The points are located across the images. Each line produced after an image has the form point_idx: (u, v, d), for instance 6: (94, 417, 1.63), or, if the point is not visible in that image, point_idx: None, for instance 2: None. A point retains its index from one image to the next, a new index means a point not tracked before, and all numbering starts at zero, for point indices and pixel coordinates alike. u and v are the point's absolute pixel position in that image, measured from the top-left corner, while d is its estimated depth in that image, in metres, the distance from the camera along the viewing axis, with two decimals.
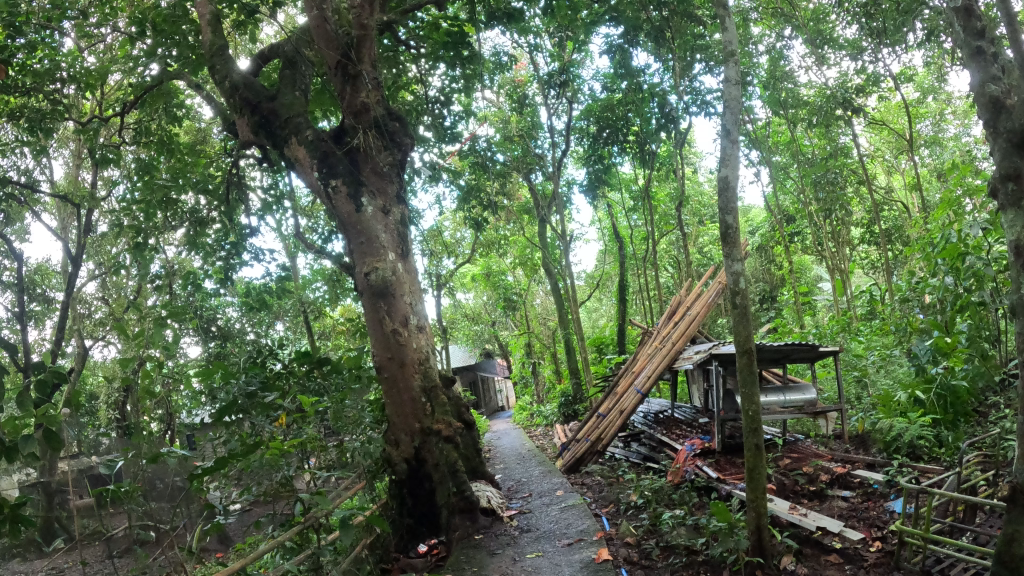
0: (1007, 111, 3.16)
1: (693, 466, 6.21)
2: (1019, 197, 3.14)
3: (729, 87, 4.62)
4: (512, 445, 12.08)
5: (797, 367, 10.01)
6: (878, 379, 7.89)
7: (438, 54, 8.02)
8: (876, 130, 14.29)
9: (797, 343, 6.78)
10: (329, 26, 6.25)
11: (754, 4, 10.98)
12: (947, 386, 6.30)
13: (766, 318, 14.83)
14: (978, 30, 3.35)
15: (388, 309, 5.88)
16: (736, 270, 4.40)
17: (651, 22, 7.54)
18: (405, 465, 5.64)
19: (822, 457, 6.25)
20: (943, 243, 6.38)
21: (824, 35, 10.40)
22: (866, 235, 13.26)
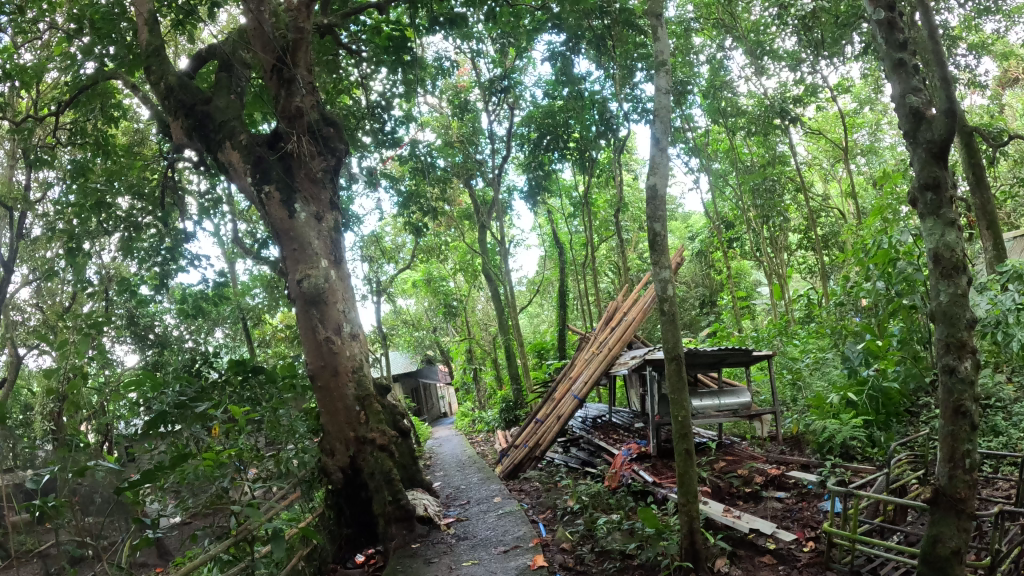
0: (927, 121, 3.26)
1: (630, 470, 6.25)
2: (937, 206, 3.25)
3: (660, 96, 4.67)
4: (453, 452, 12.04)
5: (734, 370, 10.22)
6: (814, 381, 8.02)
7: (380, 59, 7.94)
8: (813, 139, 14.66)
9: (731, 347, 6.90)
10: (265, 29, 6.15)
11: (696, 14, 11.23)
12: (879, 387, 6.65)
13: (705, 323, 15.10)
14: (900, 42, 3.43)
15: (321, 317, 5.79)
16: (663, 278, 4.45)
17: (592, 31, 7.61)
18: (340, 474, 5.63)
19: (758, 459, 6.39)
20: (875, 248, 6.60)
21: (764, 47, 10.63)
22: (804, 241, 13.59)
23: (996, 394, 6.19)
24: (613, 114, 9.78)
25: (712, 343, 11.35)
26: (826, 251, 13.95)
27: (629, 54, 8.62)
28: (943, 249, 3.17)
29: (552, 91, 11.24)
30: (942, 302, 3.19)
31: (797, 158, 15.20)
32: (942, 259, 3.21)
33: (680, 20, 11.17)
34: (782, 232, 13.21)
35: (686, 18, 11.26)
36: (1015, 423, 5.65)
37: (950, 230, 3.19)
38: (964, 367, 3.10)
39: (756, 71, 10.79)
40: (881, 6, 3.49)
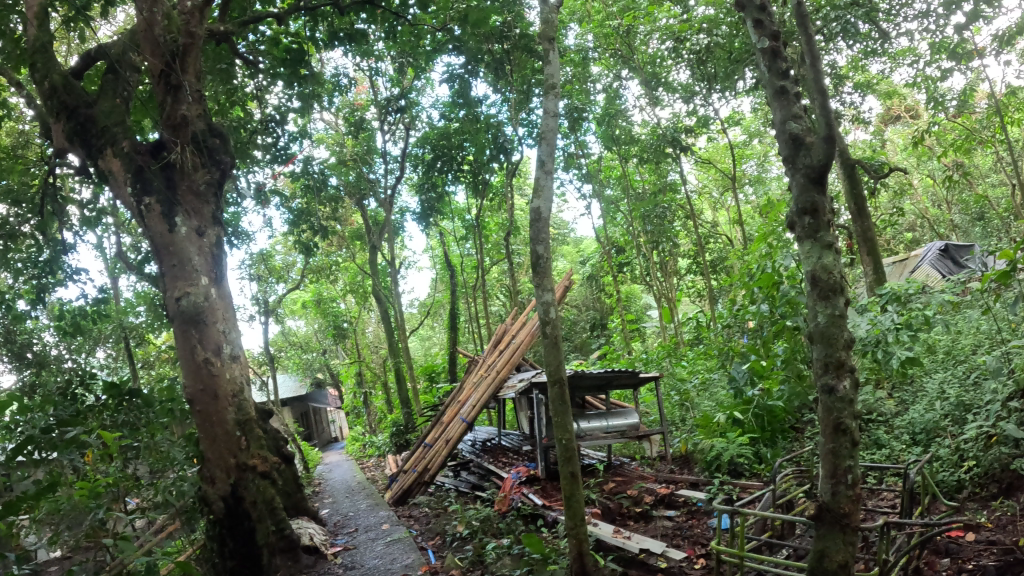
0: (807, 148, 3.41)
1: (519, 494, 6.26)
2: (815, 230, 3.38)
3: (547, 120, 4.94)
4: (344, 477, 11.74)
5: (624, 393, 10.40)
6: (701, 402, 8.44)
7: (278, 71, 7.75)
8: (705, 168, 15.23)
9: (617, 369, 7.23)
10: (156, 31, 5.95)
11: (595, 44, 11.44)
12: (764, 406, 6.96)
13: (596, 344, 15.51)
14: (782, 70, 3.58)
15: (201, 338, 5.57)
16: (546, 301, 4.65)
17: (489, 55, 7.65)
18: (222, 504, 5.38)
19: (647, 479, 6.58)
20: (761, 272, 6.88)
21: (659, 78, 11.01)
22: (693, 266, 14.09)
23: (877, 409, 6.42)
24: (505, 139, 9.96)
25: (603, 366, 11.54)
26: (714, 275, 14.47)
27: (528, 81, 8.74)
28: (820, 272, 3.30)
29: (448, 113, 11.25)
30: (819, 321, 3.33)
31: (689, 186, 15.76)
32: (820, 281, 3.33)
33: (579, 49, 11.42)
34: (671, 257, 13.70)
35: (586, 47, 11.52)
36: (897, 435, 5.88)
37: (827, 253, 3.33)
38: (843, 386, 3.22)
39: (650, 101, 11.17)
40: (765, 35, 3.64)
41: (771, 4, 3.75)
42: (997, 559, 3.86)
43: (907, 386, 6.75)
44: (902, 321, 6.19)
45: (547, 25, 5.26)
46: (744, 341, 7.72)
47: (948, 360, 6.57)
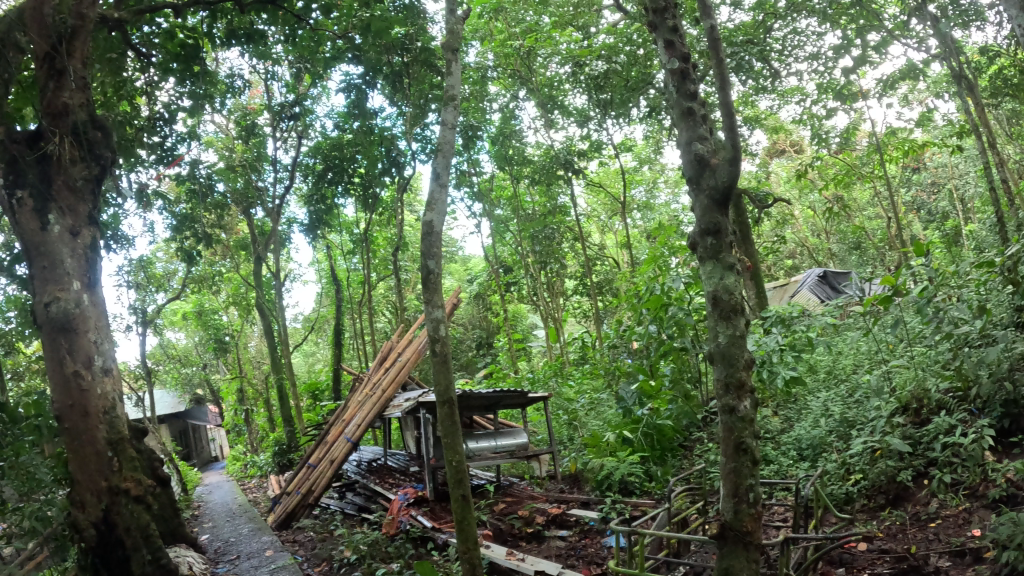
0: (710, 169, 3.53)
1: (408, 515, 6.15)
2: (716, 251, 3.52)
3: (444, 130, 5.25)
4: (223, 500, 11.16)
5: (511, 412, 10.36)
6: (589, 421, 8.53)
7: (171, 67, 7.34)
8: (594, 192, 15.61)
9: (503, 390, 7.37)
10: (47, 10, 5.55)
11: (494, 63, 11.48)
12: (653, 425, 6.92)
13: (482, 363, 15.57)
14: (690, 92, 3.72)
15: (70, 347, 5.20)
16: (435, 319, 4.74)
17: (391, 67, 7.48)
18: (93, 531, 5.01)
19: (537, 499, 6.58)
20: (649, 294, 7.12)
21: (556, 101, 11.31)
22: (580, 287, 14.29)
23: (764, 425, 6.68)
24: (399, 154, 9.88)
25: (490, 385, 11.49)
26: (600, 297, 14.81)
27: (425, 95, 8.57)
28: (722, 291, 3.42)
29: (342, 123, 11.00)
30: (720, 341, 3.43)
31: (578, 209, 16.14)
32: (720, 300, 3.45)
33: (478, 67, 11.43)
34: (558, 278, 13.98)
35: (484, 66, 11.54)
36: (784, 451, 6.09)
37: (728, 273, 3.46)
38: (743, 405, 3.34)
39: (544, 123, 11.39)
40: (676, 57, 3.77)
41: (682, 27, 3.88)
42: (890, 567, 3.99)
43: (790, 404, 7.07)
44: (784, 342, 6.54)
45: (452, 35, 5.35)
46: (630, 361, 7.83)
47: (830, 379, 6.94)
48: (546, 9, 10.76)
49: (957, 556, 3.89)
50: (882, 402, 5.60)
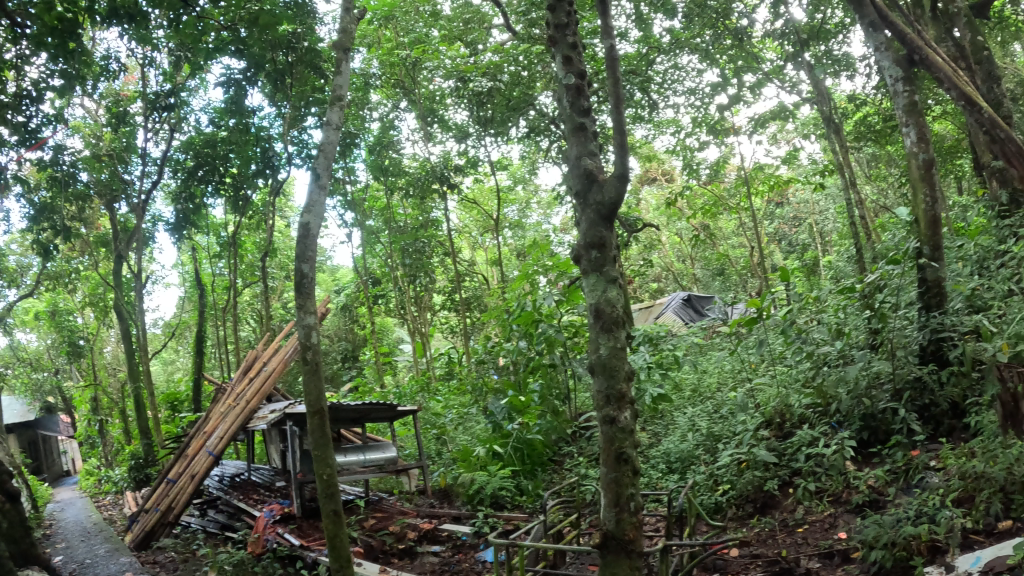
0: (598, 184, 3.63)
1: (275, 533, 5.87)
2: (600, 264, 3.61)
3: (330, 131, 5.29)
4: (76, 519, 10.28)
5: (379, 426, 10.16)
6: (456, 435, 8.47)
7: (44, 41, 6.56)
8: (467, 208, 15.71)
9: (375, 402, 7.16)
10: None
11: (379, 71, 11.44)
12: (523, 440, 7.09)
13: (347, 376, 15.21)
14: (583, 108, 3.81)
15: None
16: (308, 325, 4.85)
17: (275, 65, 7.19)
18: None
19: (408, 515, 6.45)
20: (518, 309, 7.29)
21: (436, 114, 11.53)
22: (446, 303, 14.18)
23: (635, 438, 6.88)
24: (276, 154, 9.60)
25: (356, 398, 11.19)
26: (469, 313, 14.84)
27: (304, 95, 8.13)
28: (605, 304, 3.52)
29: (218, 118, 10.22)
30: (601, 353, 3.52)
31: (451, 224, 16.22)
32: (603, 314, 3.55)
33: (364, 73, 11.28)
34: (427, 292, 13.98)
35: (369, 73, 11.41)
36: (654, 464, 6.36)
37: (611, 287, 3.56)
38: (623, 416, 3.44)
39: (422, 135, 11.41)
40: (572, 73, 3.87)
41: (580, 45, 3.99)
42: (764, 570, 4.20)
43: (658, 420, 7.32)
44: (651, 361, 6.92)
45: (346, 34, 5.56)
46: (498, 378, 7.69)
47: (695, 397, 7.25)
48: (436, 22, 10.86)
49: (827, 558, 4.17)
50: (748, 417, 5.95)
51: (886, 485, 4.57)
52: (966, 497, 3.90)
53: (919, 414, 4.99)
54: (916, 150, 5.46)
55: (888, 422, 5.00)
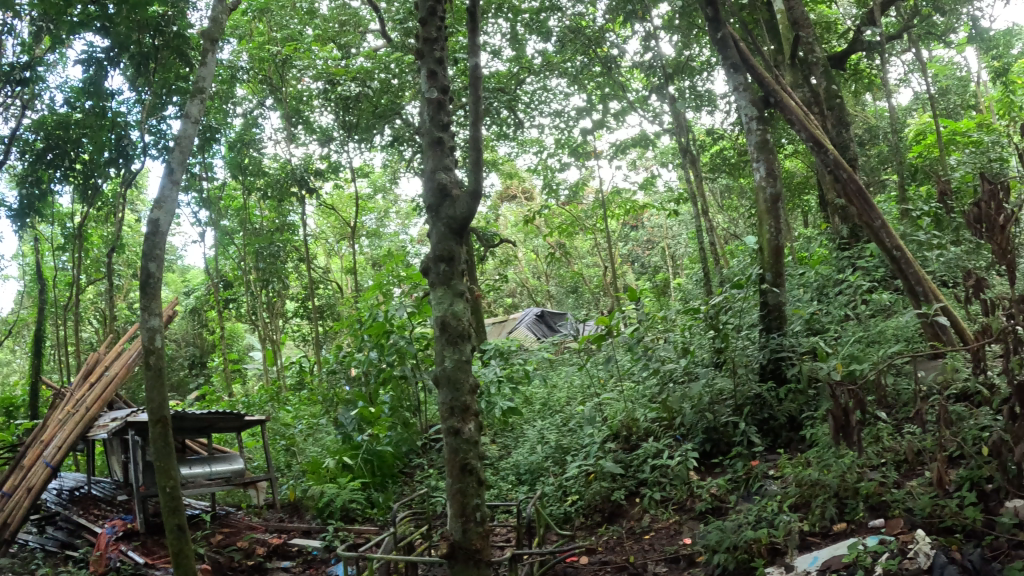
0: (451, 200, 3.72)
1: (118, 551, 5.46)
2: (448, 278, 3.68)
3: (187, 124, 5.16)
4: None
5: (226, 436, 9.60)
6: (307, 448, 7.82)
7: None
8: (325, 215, 15.54)
9: (220, 411, 6.88)
10: None
11: (248, 65, 10.89)
12: (372, 452, 6.61)
13: (194, 385, 14.32)
14: (443, 123, 3.86)
15: None
16: (151, 327, 4.61)
17: (140, 46, 6.71)
18: None
19: (256, 529, 6.19)
20: (369, 320, 6.75)
21: (301, 115, 11.31)
22: (300, 310, 14.03)
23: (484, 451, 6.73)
24: (131, 144, 8.97)
25: (202, 407, 10.52)
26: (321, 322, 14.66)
27: (167, 84, 7.49)
28: (452, 318, 3.58)
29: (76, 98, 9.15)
30: (447, 366, 3.58)
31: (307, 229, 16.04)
32: (449, 327, 3.62)
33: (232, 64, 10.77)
34: (279, 298, 13.64)
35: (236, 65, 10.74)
36: (503, 477, 6.32)
37: (458, 301, 3.64)
38: (468, 429, 3.53)
39: (285, 134, 11.12)
40: (436, 87, 3.89)
41: (447, 60, 3.99)
42: None
43: (507, 433, 7.37)
44: (501, 374, 6.82)
45: (216, 23, 5.47)
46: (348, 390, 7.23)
47: (545, 410, 7.41)
48: (312, 20, 10.73)
49: (672, 562, 4.18)
50: (596, 429, 5.96)
51: (728, 493, 4.62)
52: (802, 503, 3.97)
53: (758, 427, 5.21)
54: (765, 184, 5.76)
55: (730, 435, 5.20)
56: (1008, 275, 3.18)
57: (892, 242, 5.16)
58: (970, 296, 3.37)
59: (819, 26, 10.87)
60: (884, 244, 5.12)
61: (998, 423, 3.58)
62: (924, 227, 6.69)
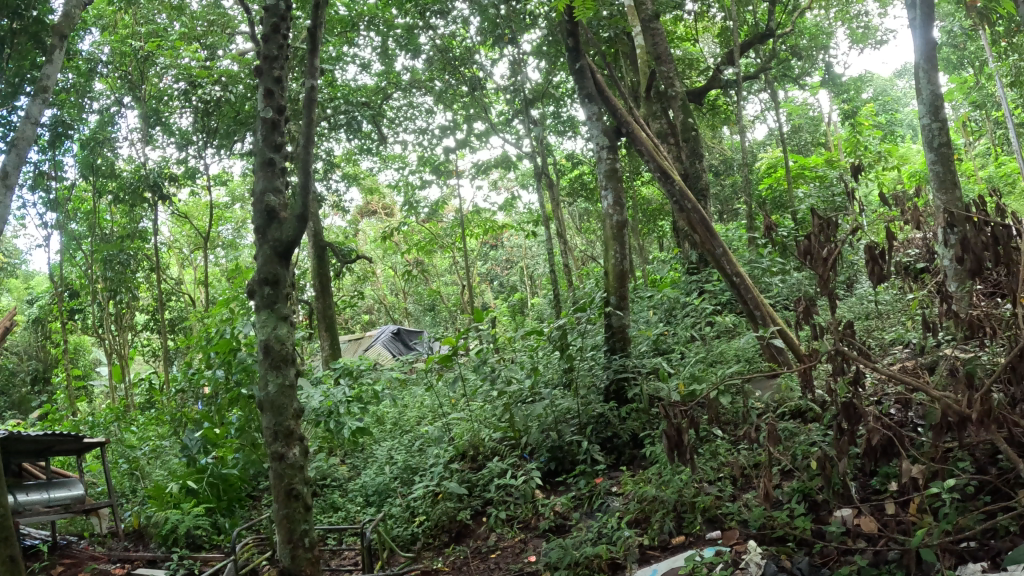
0: (279, 223, 3.79)
1: None
2: (272, 301, 3.75)
3: (27, 123, 4.80)
4: None
5: (66, 460, 8.96)
6: (154, 471, 7.30)
7: None
8: (179, 222, 16.03)
9: (60, 432, 6.31)
10: None
11: (109, 60, 10.40)
12: (218, 474, 6.10)
13: (33, 403, 13.23)
14: (276, 144, 3.86)
15: None
16: None
17: None
18: None
19: (99, 560, 5.76)
20: (217, 336, 6.24)
21: (161, 117, 10.84)
22: (151, 322, 13.64)
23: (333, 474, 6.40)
24: None
25: (38, 426, 9.70)
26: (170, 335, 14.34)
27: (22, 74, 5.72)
28: (274, 342, 3.67)
29: None
30: (270, 390, 3.67)
31: (160, 237, 16.23)
32: (272, 350, 3.70)
33: (90, 57, 10.17)
34: (129, 309, 13.00)
35: (97, 58, 10.33)
36: (351, 498, 5.98)
37: (281, 324, 3.73)
38: (292, 454, 3.65)
39: (143, 136, 10.59)
40: (271, 107, 3.83)
41: (287, 79, 3.95)
42: None
43: (358, 452, 7.04)
44: (353, 394, 6.49)
45: (67, 19, 5.17)
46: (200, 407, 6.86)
47: (395, 430, 7.20)
48: (179, 16, 10.30)
49: None
50: (441, 449, 5.82)
51: (570, 510, 4.66)
52: (640, 518, 4.08)
53: (602, 445, 5.30)
54: (611, 213, 5.87)
55: (574, 453, 5.27)
56: (832, 302, 3.43)
57: (735, 269, 4.90)
58: (803, 320, 3.61)
59: (682, 61, 11.54)
60: (723, 271, 4.93)
61: (827, 439, 3.84)
62: (766, 256, 7.16)
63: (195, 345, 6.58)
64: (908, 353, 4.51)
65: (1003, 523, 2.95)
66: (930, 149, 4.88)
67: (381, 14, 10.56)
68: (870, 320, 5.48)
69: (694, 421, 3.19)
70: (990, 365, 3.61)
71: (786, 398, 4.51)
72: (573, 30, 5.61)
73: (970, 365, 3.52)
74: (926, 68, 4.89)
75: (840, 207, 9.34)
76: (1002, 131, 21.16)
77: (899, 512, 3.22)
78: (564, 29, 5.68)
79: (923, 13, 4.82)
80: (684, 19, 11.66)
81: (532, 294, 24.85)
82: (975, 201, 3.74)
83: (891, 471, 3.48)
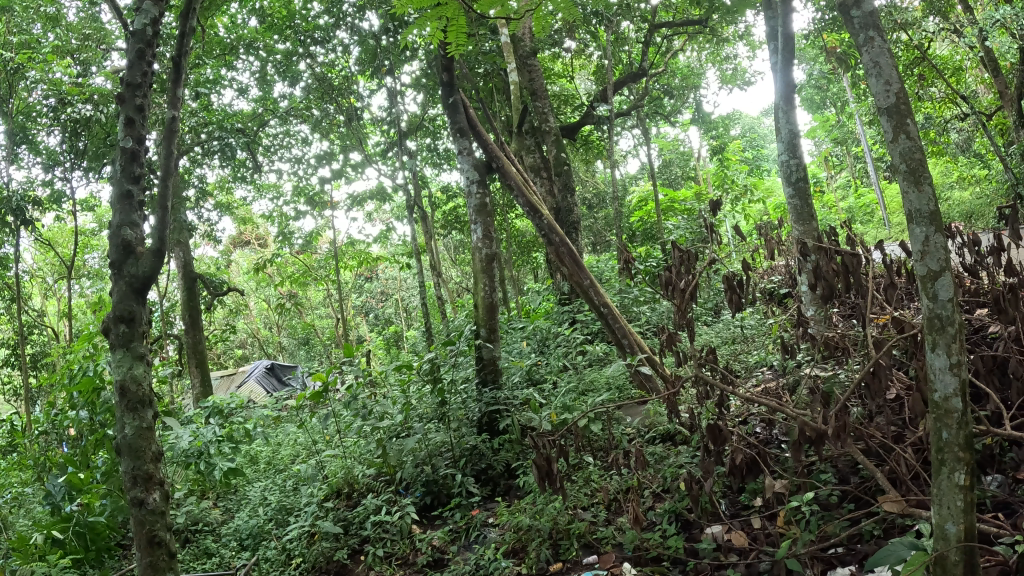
0: (135, 258, 3.57)
1: None
2: (128, 339, 3.52)
3: None
4: None
5: None
6: (13, 521, 6.78)
7: None
8: (43, 249, 15.24)
9: None
10: None
11: None
12: (83, 523, 5.65)
13: None
14: (135, 175, 3.65)
15: None
16: None
17: None
18: None
19: None
20: (79, 375, 5.91)
21: (26, 133, 10.12)
22: (10, 358, 12.75)
23: (204, 518, 6.10)
24: None
25: None
26: (31, 372, 13.44)
27: None
28: (131, 383, 3.45)
29: None
30: (128, 432, 3.43)
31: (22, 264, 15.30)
32: (129, 392, 3.47)
33: None
34: None
35: None
36: (223, 543, 5.70)
37: (137, 364, 3.51)
38: (151, 499, 3.44)
39: (8, 155, 9.92)
40: (132, 137, 3.65)
41: (150, 108, 3.77)
42: None
43: (230, 494, 6.79)
44: (223, 433, 6.26)
45: None
46: (64, 450, 6.46)
47: (268, 470, 7.11)
48: (55, 27, 9.86)
49: None
50: (315, 488, 5.67)
51: (448, 543, 4.64)
52: (517, 548, 4.14)
53: (477, 477, 5.33)
54: (482, 245, 5.93)
55: (450, 486, 5.24)
56: (692, 331, 3.62)
57: (603, 299, 4.96)
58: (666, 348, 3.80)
59: (558, 97, 11.99)
60: (593, 302, 4.97)
61: (694, 461, 4.03)
62: (635, 287, 7.52)
63: (57, 383, 6.22)
64: (770, 374, 4.77)
65: (865, 528, 3.13)
66: (789, 184, 5.21)
67: (260, 39, 10.45)
68: (736, 344, 5.77)
69: (563, 450, 3.27)
70: (842, 383, 3.87)
71: (656, 422, 4.71)
72: (448, 65, 5.63)
73: (824, 385, 3.76)
74: (785, 108, 5.21)
75: (704, 239, 9.93)
76: (855, 166, 22.96)
77: (767, 525, 3.39)
78: (439, 64, 5.73)
79: (784, 55, 5.11)
80: (562, 58, 12.16)
81: (409, 326, 24.93)
82: (826, 232, 4.04)
83: (757, 487, 3.67)
